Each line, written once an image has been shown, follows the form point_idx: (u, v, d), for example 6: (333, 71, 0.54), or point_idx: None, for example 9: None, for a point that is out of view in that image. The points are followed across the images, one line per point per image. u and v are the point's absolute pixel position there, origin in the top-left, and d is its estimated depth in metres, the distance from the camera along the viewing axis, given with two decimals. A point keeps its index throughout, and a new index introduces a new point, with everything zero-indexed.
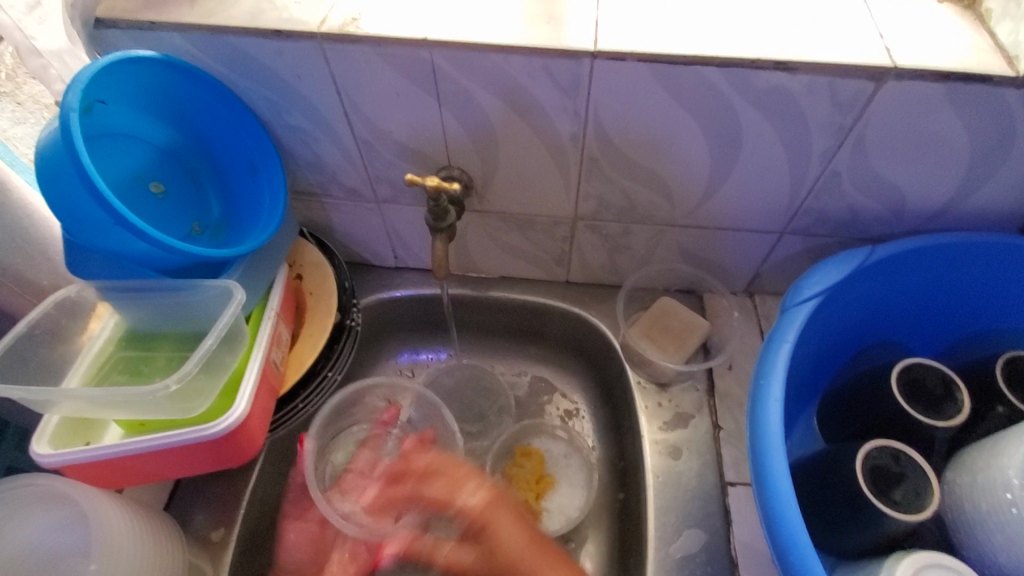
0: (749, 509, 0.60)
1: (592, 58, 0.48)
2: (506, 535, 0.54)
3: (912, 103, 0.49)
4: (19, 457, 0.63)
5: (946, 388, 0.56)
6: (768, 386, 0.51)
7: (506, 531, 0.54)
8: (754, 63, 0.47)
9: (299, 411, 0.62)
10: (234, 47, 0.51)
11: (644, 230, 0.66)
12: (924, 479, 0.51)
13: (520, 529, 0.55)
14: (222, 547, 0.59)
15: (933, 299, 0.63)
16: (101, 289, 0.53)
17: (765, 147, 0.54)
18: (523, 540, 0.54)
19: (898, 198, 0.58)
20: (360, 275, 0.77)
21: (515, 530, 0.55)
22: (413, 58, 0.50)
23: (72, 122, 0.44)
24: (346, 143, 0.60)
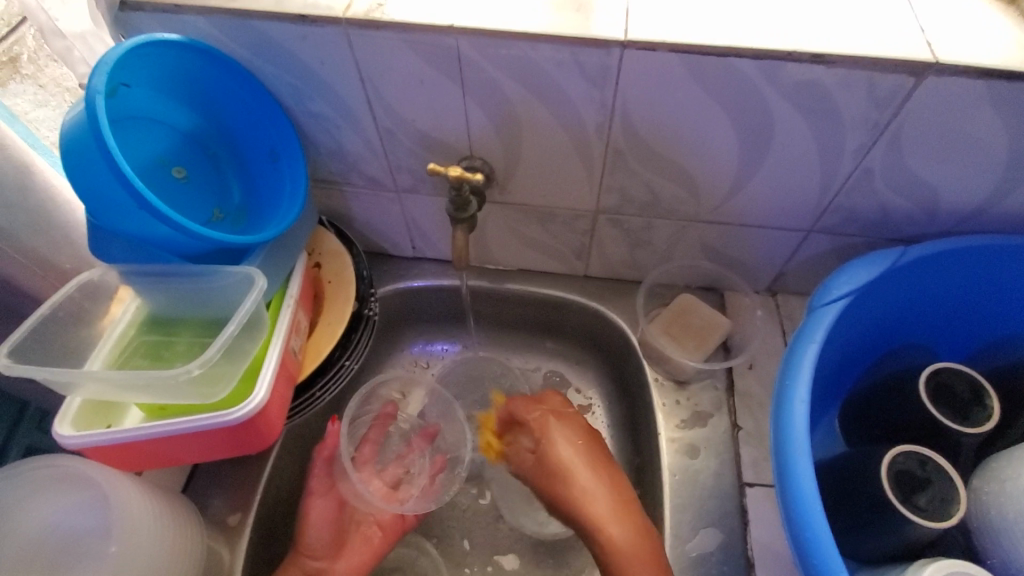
0: (767, 510, 0.59)
1: (622, 49, 0.47)
2: (555, 448, 0.60)
3: (953, 99, 0.47)
4: (38, 438, 0.64)
5: (975, 394, 0.55)
6: (793, 387, 0.50)
7: (559, 445, 0.60)
8: (789, 55, 0.46)
9: (316, 399, 0.62)
10: (258, 32, 0.51)
11: (667, 225, 0.65)
12: (952, 486, 0.50)
13: (577, 440, 0.61)
14: (238, 532, 0.59)
15: (963, 301, 0.62)
16: (123, 274, 0.53)
17: (796, 142, 0.53)
18: (575, 454, 0.60)
19: (931, 197, 0.56)
20: (377, 265, 0.77)
21: (566, 443, 0.60)
22: (438, 45, 0.49)
23: (97, 104, 0.44)
24: (369, 131, 0.59)
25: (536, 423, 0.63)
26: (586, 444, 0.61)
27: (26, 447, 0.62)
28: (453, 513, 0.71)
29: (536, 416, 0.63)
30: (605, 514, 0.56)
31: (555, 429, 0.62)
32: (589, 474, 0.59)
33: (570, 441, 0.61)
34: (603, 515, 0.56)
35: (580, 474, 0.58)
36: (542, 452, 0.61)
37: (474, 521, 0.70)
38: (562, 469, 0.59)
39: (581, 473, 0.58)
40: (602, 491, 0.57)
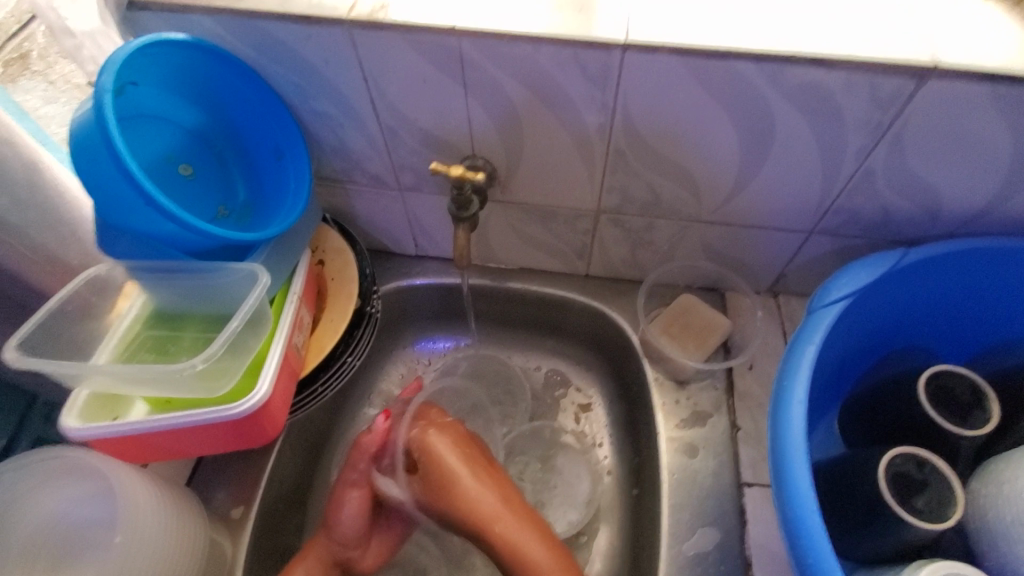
0: (765, 510, 0.60)
1: (623, 50, 0.48)
2: (447, 469, 0.62)
3: (955, 102, 0.47)
4: (46, 430, 0.65)
5: (974, 397, 0.55)
6: (791, 388, 0.51)
7: (446, 464, 0.62)
8: (790, 57, 0.46)
9: (319, 395, 0.63)
10: (264, 31, 0.51)
11: (668, 225, 0.65)
12: (948, 489, 0.50)
13: (454, 456, 0.63)
14: (241, 525, 0.60)
15: (966, 303, 0.62)
16: (130, 269, 0.54)
17: (797, 143, 0.53)
18: (459, 465, 0.62)
19: (933, 200, 0.56)
20: (380, 263, 0.77)
21: (450, 460, 0.62)
22: (440, 46, 0.50)
23: (105, 102, 0.45)
24: (372, 130, 0.60)
25: (426, 447, 0.64)
26: (467, 462, 0.63)
27: (34, 439, 0.63)
28: None
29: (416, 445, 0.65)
30: (503, 526, 0.59)
31: (434, 452, 0.63)
32: (481, 490, 0.61)
33: (454, 452, 0.63)
34: (516, 542, 0.58)
35: (481, 496, 0.60)
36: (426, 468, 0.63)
37: None
38: (454, 485, 0.61)
39: (472, 486, 0.61)
40: (485, 503, 0.60)
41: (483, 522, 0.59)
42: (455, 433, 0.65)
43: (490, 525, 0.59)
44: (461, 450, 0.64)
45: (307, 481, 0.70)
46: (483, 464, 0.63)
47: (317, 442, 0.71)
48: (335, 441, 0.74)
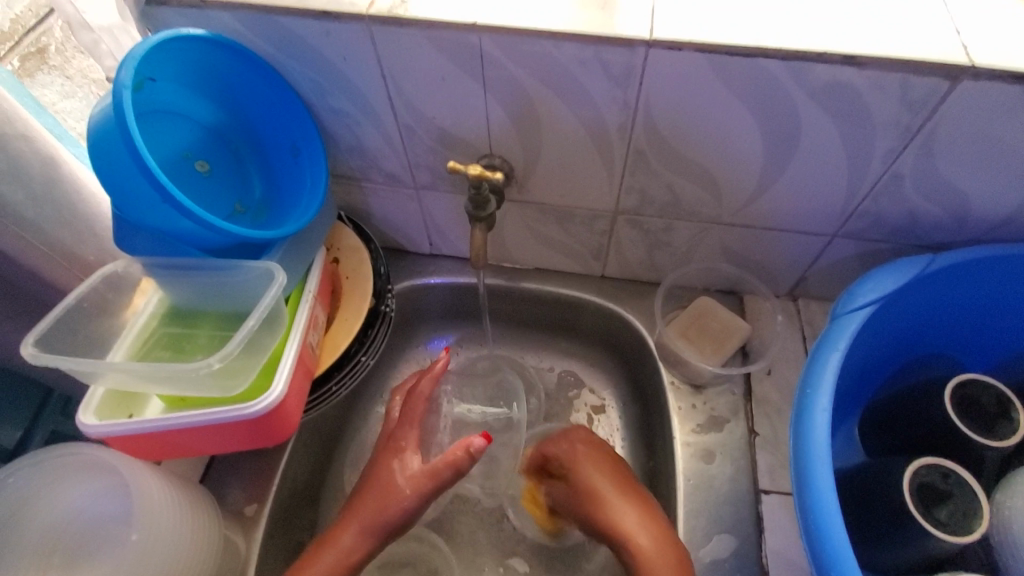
0: (783, 518, 0.59)
1: (647, 47, 0.47)
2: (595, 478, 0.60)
3: (989, 104, 0.46)
4: (61, 423, 0.65)
5: (1002, 407, 0.54)
6: (814, 396, 0.50)
7: (591, 477, 0.61)
8: (819, 56, 0.45)
9: (333, 393, 0.62)
10: (282, 27, 0.51)
11: (687, 227, 0.64)
12: (976, 501, 0.49)
13: (604, 473, 0.61)
14: (253, 522, 0.60)
15: (993, 311, 0.60)
16: (147, 266, 0.54)
17: (824, 145, 0.52)
18: (607, 482, 0.60)
19: (962, 204, 0.55)
20: (394, 261, 0.77)
21: (598, 475, 0.60)
22: (460, 43, 0.49)
23: (124, 98, 0.44)
24: (388, 127, 0.59)
25: (569, 460, 0.63)
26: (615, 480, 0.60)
27: (49, 432, 0.63)
28: (463, 511, 0.71)
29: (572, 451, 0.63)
30: (642, 540, 0.55)
31: (583, 463, 0.62)
32: (628, 508, 0.58)
33: (607, 470, 0.61)
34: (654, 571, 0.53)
35: (626, 519, 0.57)
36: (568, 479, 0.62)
37: (485, 519, 0.71)
38: (604, 499, 0.59)
39: (613, 505, 0.58)
40: (631, 522, 0.57)
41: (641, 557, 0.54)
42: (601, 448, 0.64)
43: (637, 550, 0.55)
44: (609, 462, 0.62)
45: (319, 480, 0.69)
46: (631, 483, 0.60)
47: (329, 440, 0.71)
48: (347, 440, 0.74)
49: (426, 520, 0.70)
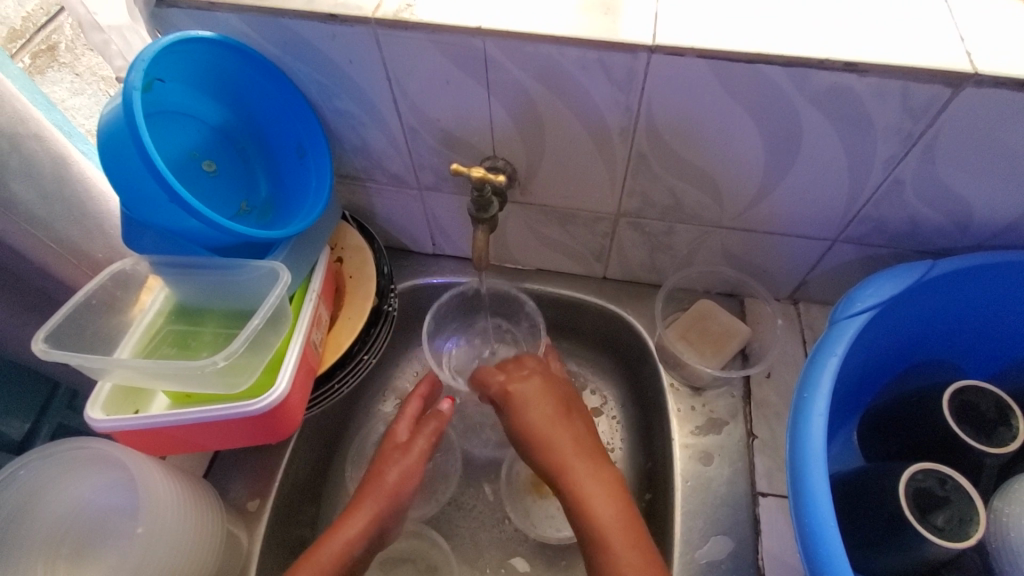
0: (780, 521, 0.59)
1: (650, 53, 0.47)
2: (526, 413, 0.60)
3: (991, 111, 0.46)
4: (69, 416, 0.67)
5: (1001, 414, 0.54)
6: (812, 400, 0.50)
7: (532, 416, 0.60)
8: (821, 63, 0.45)
9: (335, 391, 0.63)
10: (289, 29, 0.51)
11: (688, 230, 0.65)
12: (970, 506, 0.49)
13: (546, 405, 0.61)
14: (256, 517, 0.61)
15: (994, 318, 0.60)
16: (154, 264, 0.55)
17: (824, 150, 0.52)
18: (546, 418, 0.60)
19: (963, 211, 0.55)
20: (397, 260, 0.78)
21: (537, 410, 0.60)
22: (464, 46, 0.50)
23: (134, 100, 0.45)
24: (393, 129, 0.60)
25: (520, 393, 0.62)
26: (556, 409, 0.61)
27: (56, 425, 0.65)
28: (461, 509, 0.72)
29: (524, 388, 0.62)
30: (581, 472, 0.57)
31: (528, 397, 0.61)
32: (567, 443, 0.58)
33: (542, 403, 0.61)
34: (587, 493, 0.55)
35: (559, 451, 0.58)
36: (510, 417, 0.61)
37: (484, 515, 0.71)
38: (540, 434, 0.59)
39: (556, 440, 0.58)
40: (566, 449, 0.58)
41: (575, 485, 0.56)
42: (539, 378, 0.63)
43: (572, 472, 0.56)
44: (548, 393, 0.62)
45: (321, 476, 0.70)
46: (567, 412, 0.61)
47: (331, 437, 0.72)
48: (349, 438, 0.74)
49: (425, 518, 0.71)
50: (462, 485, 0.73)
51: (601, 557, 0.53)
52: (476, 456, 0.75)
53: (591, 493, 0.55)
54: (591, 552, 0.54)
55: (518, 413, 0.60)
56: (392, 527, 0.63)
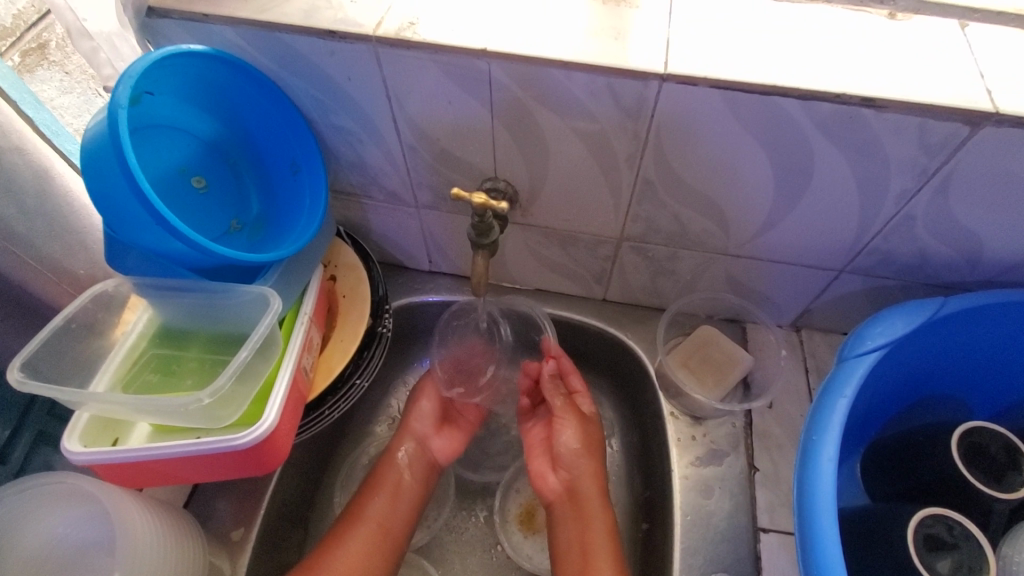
0: (782, 559, 0.57)
1: (661, 81, 0.45)
2: (567, 433, 0.66)
3: (1009, 150, 0.45)
4: (50, 424, 0.62)
5: (1011, 458, 0.53)
6: (820, 444, 0.48)
7: (567, 439, 0.66)
8: (836, 96, 0.44)
9: (325, 417, 0.61)
10: (286, 44, 0.49)
11: (693, 256, 0.63)
12: (981, 556, 0.48)
13: (582, 434, 0.66)
14: (240, 547, 0.59)
15: (1001, 354, 0.59)
16: (138, 286, 0.52)
17: (836, 182, 0.51)
18: (581, 444, 0.66)
19: (974, 246, 0.54)
20: (391, 277, 0.76)
21: (574, 431, 0.66)
22: (469, 68, 0.48)
23: (120, 117, 0.43)
24: (392, 147, 0.58)
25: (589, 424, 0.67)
26: (593, 435, 0.67)
27: (37, 433, 0.61)
28: (451, 535, 0.70)
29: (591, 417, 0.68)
30: (588, 502, 0.63)
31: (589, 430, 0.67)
32: (589, 466, 0.65)
33: (580, 434, 0.66)
34: (592, 524, 0.62)
35: (584, 478, 0.64)
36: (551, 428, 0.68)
37: (474, 543, 0.69)
38: (571, 457, 0.65)
39: (586, 469, 0.65)
40: (586, 482, 0.64)
41: (582, 514, 0.63)
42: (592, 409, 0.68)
43: (585, 503, 0.63)
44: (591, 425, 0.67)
45: (310, 499, 0.68)
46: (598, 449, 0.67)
47: (320, 460, 0.70)
48: (340, 460, 0.72)
49: (415, 546, 0.69)
50: (454, 511, 0.71)
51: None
52: (470, 480, 0.73)
53: (594, 529, 0.61)
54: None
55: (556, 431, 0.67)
56: (437, 442, 0.69)
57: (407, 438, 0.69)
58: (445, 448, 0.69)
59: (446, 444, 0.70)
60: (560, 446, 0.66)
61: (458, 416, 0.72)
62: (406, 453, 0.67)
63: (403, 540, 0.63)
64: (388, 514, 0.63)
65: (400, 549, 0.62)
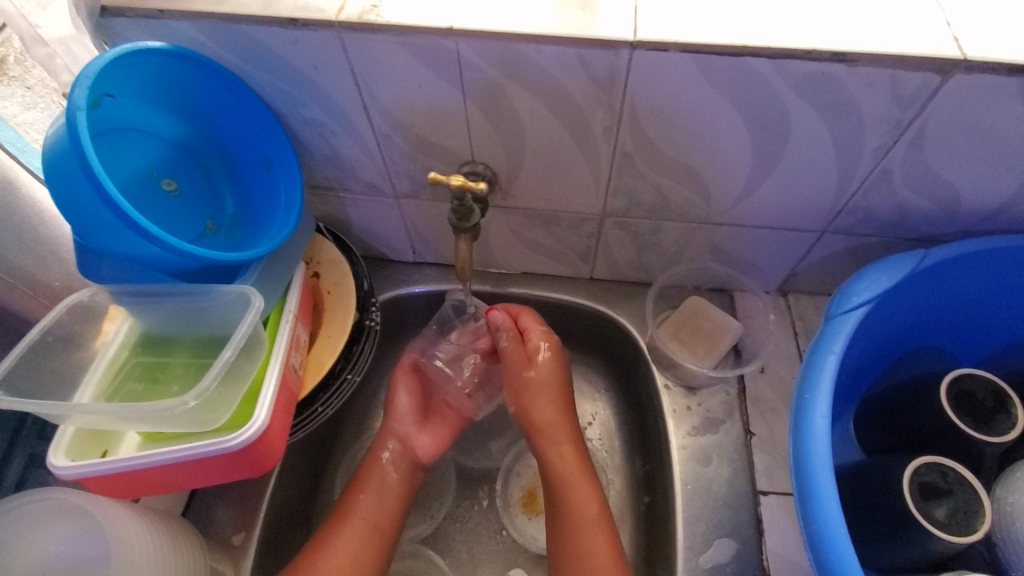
0: (783, 519, 0.58)
1: (632, 49, 0.45)
2: (532, 398, 0.65)
3: (980, 98, 0.45)
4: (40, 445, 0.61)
5: (999, 401, 0.54)
6: (812, 401, 0.49)
7: (534, 407, 0.65)
8: (808, 53, 0.43)
9: (319, 414, 0.60)
10: (247, 36, 0.48)
11: (676, 227, 0.63)
12: (976, 500, 0.49)
13: (547, 396, 0.65)
14: (242, 551, 0.58)
15: (982, 303, 0.60)
16: (115, 294, 0.51)
17: (812, 142, 0.51)
18: (548, 408, 0.65)
19: (952, 197, 0.54)
20: (376, 270, 0.75)
21: (540, 398, 0.65)
22: (437, 48, 0.47)
23: (79, 120, 0.42)
24: (365, 136, 0.57)
25: (534, 381, 0.66)
26: (558, 397, 0.66)
27: (28, 458, 0.60)
28: (457, 524, 0.70)
29: (537, 372, 0.66)
30: (561, 461, 0.63)
31: (538, 387, 0.66)
32: (555, 429, 0.64)
33: (547, 397, 0.65)
34: (567, 477, 0.61)
35: (552, 436, 0.64)
36: (520, 399, 0.66)
37: (478, 529, 0.70)
38: (538, 425, 0.65)
39: (550, 426, 0.64)
40: (556, 441, 0.64)
41: (552, 468, 0.62)
42: (556, 364, 0.66)
43: (555, 464, 0.63)
44: (558, 384, 0.66)
45: (311, 499, 0.68)
46: (566, 409, 0.66)
47: (318, 460, 0.69)
48: (338, 456, 0.72)
49: (419, 537, 0.69)
50: (457, 500, 0.71)
51: (567, 541, 0.58)
52: (470, 468, 0.73)
53: (565, 482, 0.61)
54: (558, 535, 0.60)
55: (523, 400, 0.66)
56: (419, 440, 0.67)
57: (391, 438, 0.66)
58: (429, 446, 0.67)
59: (428, 442, 0.67)
60: (524, 408, 0.66)
61: (439, 408, 0.70)
62: (391, 452, 0.65)
63: (385, 550, 0.59)
64: (377, 513, 0.61)
65: (387, 547, 0.60)
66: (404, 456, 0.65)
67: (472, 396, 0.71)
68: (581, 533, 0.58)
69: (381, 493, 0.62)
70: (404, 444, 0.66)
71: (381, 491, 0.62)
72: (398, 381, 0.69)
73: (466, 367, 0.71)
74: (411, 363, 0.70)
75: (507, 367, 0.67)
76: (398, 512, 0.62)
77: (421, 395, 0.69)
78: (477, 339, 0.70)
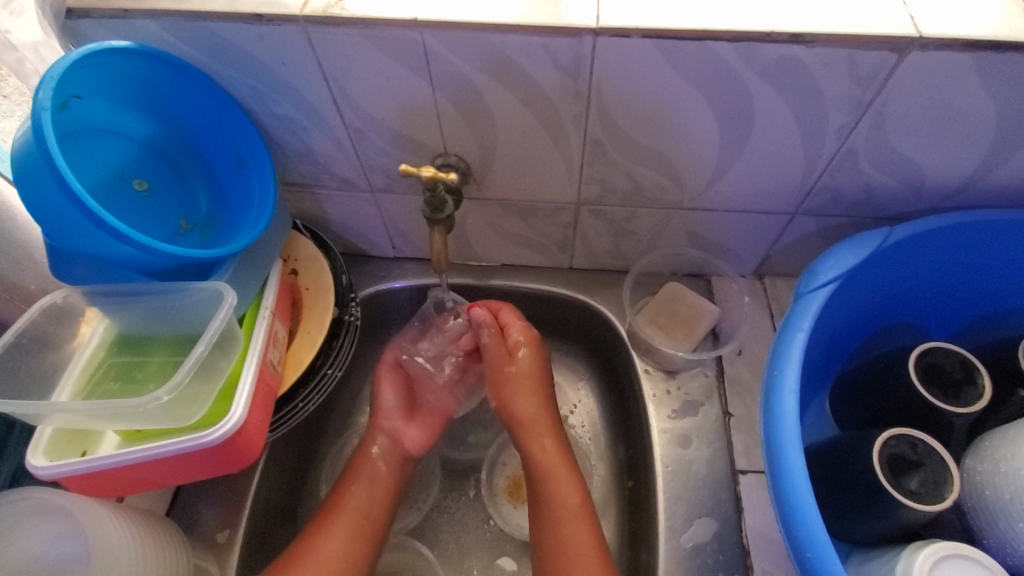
0: (761, 497, 0.59)
1: (595, 36, 0.45)
2: (513, 392, 0.66)
3: (937, 75, 0.46)
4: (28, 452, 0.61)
5: (967, 373, 0.55)
6: (782, 378, 0.50)
7: (515, 401, 0.66)
8: (767, 35, 0.44)
9: (300, 409, 0.60)
10: (213, 33, 0.48)
11: (650, 213, 0.64)
12: (945, 469, 0.50)
13: (527, 389, 0.66)
14: (228, 547, 0.58)
15: (948, 279, 0.61)
16: (88, 295, 0.51)
17: (777, 124, 0.51)
18: (529, 401, 0.66)
19: (916, 175, 0.55)
20: (356, 267, 0.75)
21: (520, 392, 0.66)
22: (402, 40, 0.47)
23: (44, 121, 0.42)
24: (337, 131, 0.57)
25: (514, 375, 0.66)
26: (538, 390, 0.66)
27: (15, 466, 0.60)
28: (444, 516, 0.70)
29: (517, 366, 0.66)
30: (542, 453, 0.63)
31: (518, 381, 0.66)
32: (536, 422, 0.65)
33: (528, 391, 0.66)
34: (548, 469, 0.62)
35: (533, 429, 0.65)
36: (501, 392, 0.67)
37: (465, 519, 0.70)
38: (519, 418, 0.65)
39: (531, 419, 0.65)
40: (537, 434, 0.64)
41: (533, 460, 0.63)
42: (536, 358, 0.67)
43: (536, 456, 0.63)
44: (538, 378, 0.67)
45: (297, 495, 0.68)
46: (546, 402, 0.66)
47: (303, 456, 0.69)
48: (323, 453, 0.72)
49: (406, 528, 0.69)
50: (443, 492, 0.72)
51: (548, 531, 0.59)
52: (456, 460, 0.74)
53: (546, 473, 0.62)
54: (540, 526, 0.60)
55: (504, 394, 0.66)
56: (408, 433, 0.67)
57: (380, 433, 0.66)
58: (417, 439, 0.67)
59: (418, 434, 0.67)
60: (505, 402, 0.66)
61: (427, 401, 0.70)
62: (380, 446, 0.65)
63: (377, 542, 0.60)
64: (368, 505, 0.61)
65: (378, 539, 0.60)
66: (394, 450, 0.65)
67: (454, 391, 0.72)
68: (563, 522, 0.59)
69: (370, 488, 0.62)
70: (392, 439, 0.66)
71: (370, 485, 0.62)
72: (383, 377, 0.69)
73: (447, 365, 0.71)
74: (395, 360, 0.71)
75: (489, 362, 0.68)
76: (388, 504, 0.62)
77: (407, 390, 0.70)
78: (459, 336, 0.71)
